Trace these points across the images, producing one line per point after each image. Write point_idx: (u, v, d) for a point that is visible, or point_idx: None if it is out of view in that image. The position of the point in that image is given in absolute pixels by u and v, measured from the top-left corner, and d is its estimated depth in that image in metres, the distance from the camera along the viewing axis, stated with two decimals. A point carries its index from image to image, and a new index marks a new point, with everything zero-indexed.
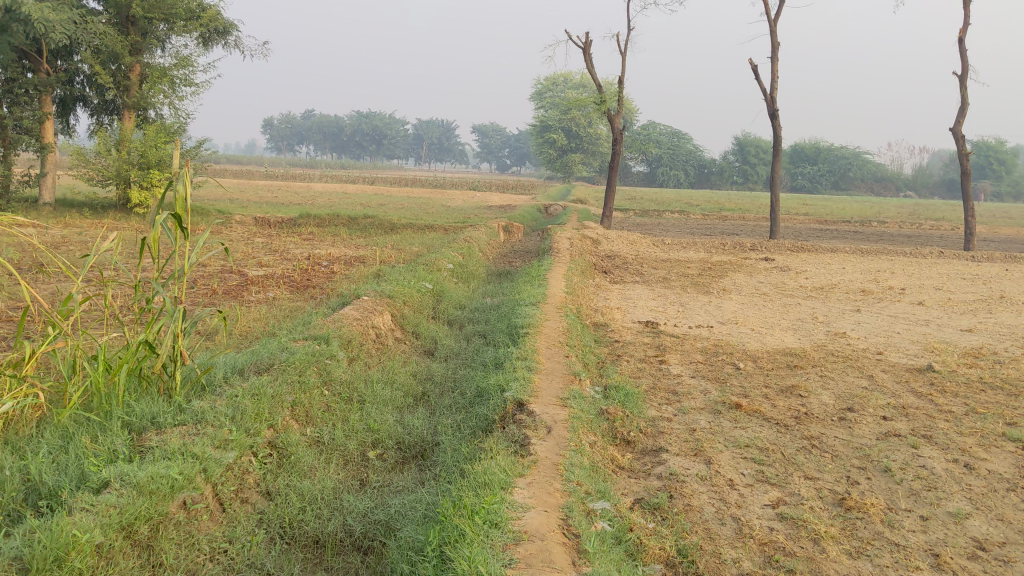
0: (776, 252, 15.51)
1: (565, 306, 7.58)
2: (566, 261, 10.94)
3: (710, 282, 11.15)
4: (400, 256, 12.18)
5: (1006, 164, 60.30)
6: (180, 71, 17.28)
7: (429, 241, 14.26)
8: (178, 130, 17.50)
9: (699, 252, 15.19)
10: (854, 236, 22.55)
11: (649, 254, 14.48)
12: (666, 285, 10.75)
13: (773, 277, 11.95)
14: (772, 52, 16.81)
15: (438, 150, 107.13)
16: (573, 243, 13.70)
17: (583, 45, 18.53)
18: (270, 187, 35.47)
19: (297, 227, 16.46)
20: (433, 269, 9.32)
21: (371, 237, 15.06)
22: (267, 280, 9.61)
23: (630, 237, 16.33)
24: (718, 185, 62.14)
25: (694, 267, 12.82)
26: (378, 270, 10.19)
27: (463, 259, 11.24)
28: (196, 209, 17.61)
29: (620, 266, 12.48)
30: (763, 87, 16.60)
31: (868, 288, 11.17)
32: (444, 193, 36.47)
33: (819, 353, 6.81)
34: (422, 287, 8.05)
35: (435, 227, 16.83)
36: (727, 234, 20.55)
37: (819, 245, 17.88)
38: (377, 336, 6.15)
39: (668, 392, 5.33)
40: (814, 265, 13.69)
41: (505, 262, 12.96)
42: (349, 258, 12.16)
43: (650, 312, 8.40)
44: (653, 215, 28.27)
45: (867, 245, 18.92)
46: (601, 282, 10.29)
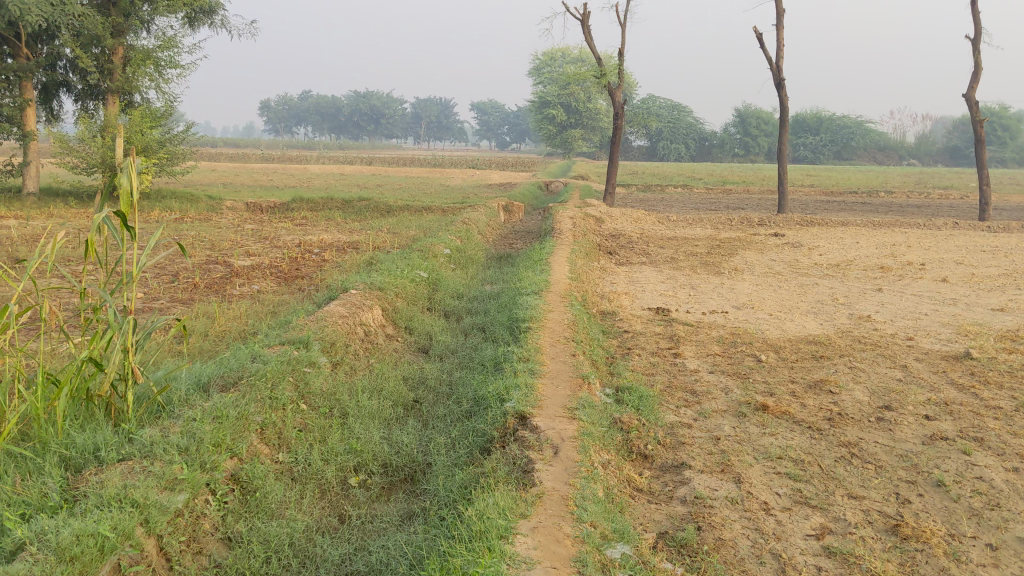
0: (785, 227, 14.98)
1: (569, 293, 7.06)
2: (569, 243, 10.43)
3: (720, 261, 10.64)
4: (395, 241, 11.67)
5: (1010, 129, 59.41)
6: (165, 53, 16.70)
7: (427, 223, 13.75)
8: (164, 114, 16.95)
9: (706, 229, 14.66)
10: (863, 207, 21.98)
11: (654, 232, 13.97)
12: (675, 266, 10.24)
13: (786, 254, 11.44)
14: (777, 19, 16.20)
15: (437, 129, 106.31)
16: (576, 222, 13.18)
17: (581, 17, 17.95)
18: (268, 170, 34.97)
19: (290, 211, 15.94)
20: (429, 255, 8.79)
21: (367, 221, 14.54)
22: (253, 271, 9.10)
23: (634, 214, 15.80)
24: (719, 158, 61.41)
25: (702, 245, 12.30)
26: (371, 258, 9.66)
27: (461, 242, 10.74)
28: (186, 195, 17.08)
29: (626, 245, 11.97)
30: (768, 56, 16.03)
31: (886, 264, 10.64)
32: (444, 172, 35.94)
33: (846, 341, 6.29)
34: (416, 277, 7.54)
35: (432, 208, 16.32)
36: (734, 209, 20.01)
37: (829, 218, 17.33)
38: (365, 335, 5.64)
39: (685, 392, 4.83)
40: (827, 240, 13.17)
41: (505, 245, 12.45)
42: (342, 243, 11.65)
43: (660, 297, 7.88)
44: (656, 190, 27.73)
45: (877, 217, 18.37)
46: (607, 264, 9.79)
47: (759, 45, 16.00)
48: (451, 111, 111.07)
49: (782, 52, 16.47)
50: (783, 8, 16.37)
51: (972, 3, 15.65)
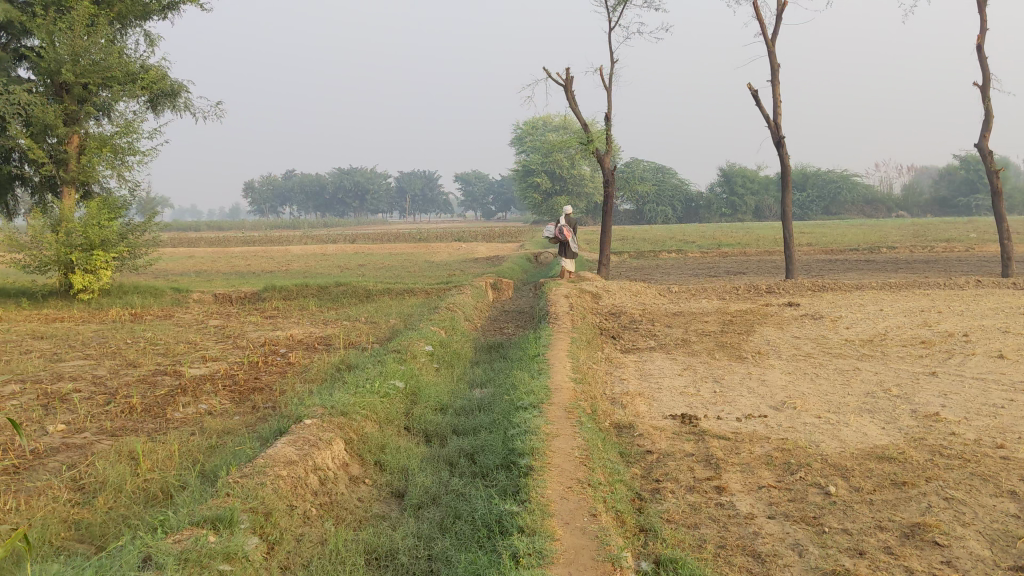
0: (797, 295, 13.83)
1: (576, 400, 5.88)
2: (568, 329, 9.23)
3: (738, 342, 9.45)
4: (372, 333, 10.47)
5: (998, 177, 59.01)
6: (124, 139, 15.46)
7: (409, 309, 12.57)
8: (125, 203, 15.70)
9: (712, 301, 13.54)
10: (869, 266, 20.95)
11: (657, 307, 12.79)
12: (688, 350, 9.03)
13: (808, 329, 10.26)
14: (772, 74, 15.29)
15: (422, 202, 105.91)
16: (572, 301, 12.01)
17: (564, 81, 17.03)
18: (247, 253, 33.84)
19: (261, 301, 14.76)
20: (407, 355, 7.58)
21: (344, 309, 13.36)
22: (206, 382, 7.87)
23: (632, 287, 14.67)
24: (708, 219, 60.74)
25: (713, 322, 11.12)
26: (342, 357, 8.45)
27: (445, 334, 9.53)
28: (151, 289, 15.79)
29: (629, 326, 10.78)
30: (765, 113, 15.07)
31: (924, 337, 9.48)
32: (430, 246, 34.89)
33: (922, 452, 5.12)
34: (391, 388, 6.31)
35: (415, 290, 15.16)
36: (735, 275, 18.91)
37: (840, 281, 16.23)
38: (322, 483, 4.44)
39: (748, 562, 3.59)
40: (847, 309, 12.01)
41: (495, 331, 11.24)
42: (313, 339, 10.43)
43: (681, 396, 6.70)
44: (650, 256, 26.69)
45: (889, 276, 17.28)
46: (612, 353, 8.57)
47: (755, 102, 15.07)
48: (436, 183, 110.88)
49: (779, 108, 15.55)
50: (778, 63, 15.50)
51: (977, 48, 14.79)
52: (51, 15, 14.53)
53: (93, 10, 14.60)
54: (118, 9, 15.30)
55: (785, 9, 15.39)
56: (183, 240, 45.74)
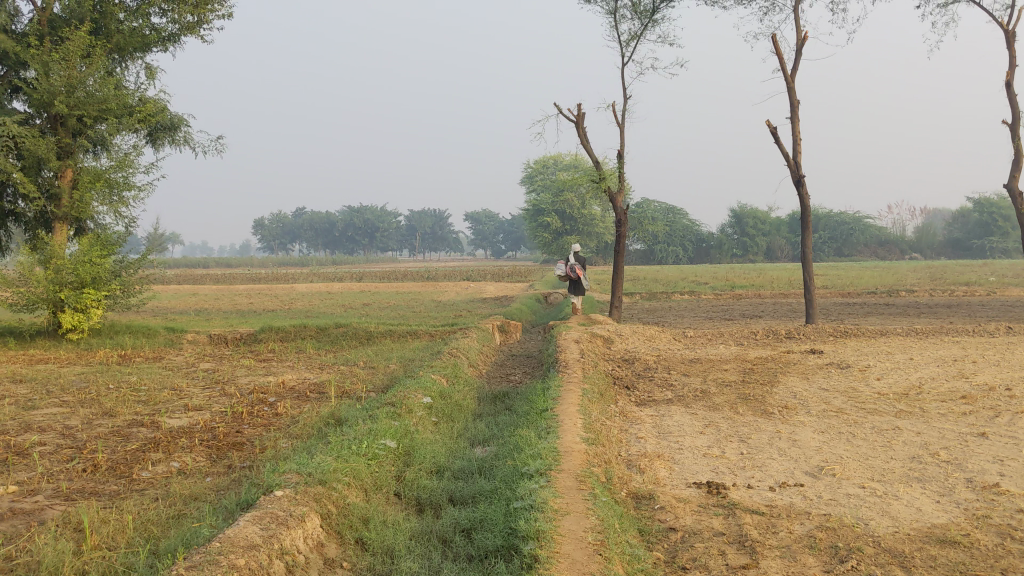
0: (820, 342, 13.14)
1: (588, 464, 5.20)
2: (579, 378, 8.54)
3: (762, 394, 8.75)
4: (369, 380, 9.79)
5: (1012, 220, 58.39)
6: (120, 173, 14.91)
7: (410, 353, 11.93)
8: (120, 239, 15.15)
9: (730, 347, 12.85)
10: (891, 311, 20.24)
11: (673, 353, 12.11)
12: (709, 402, 8.34)
13: (837, 380, 9.57)
14: (791, 111, 14.72)
15: (431, 240, 105.64)
16: (582, 347, 11.33)
17: (575, 118, 16.50)
18: (251, 290, 33.28)
19: (257, 343, 14.14)
20: (402, 407, 6.92)
21: (342, 352, 12.72)
22: (182, 435, 7.22)
23: (646, 331, 14.00)
24: (718, 259, 60.09)
25: (733, 371, 10.43)
26: (332, 408, 7.78)
27: (446, 382, 8.86)
28: (144, 329, 15.19)
29: (644, 374, 10.09)
30: (785, 152, 14.48)
31: (964, 391, 8.77)
32: (437, 285, 34.31)
33: (989, 534, 4.42)
34: (381, 448, 5.65)
35: (419, 332, 14.51)
36: (753, 319, 18.24)
37: (863, 327, 15.54)
38: (288, 571, 3.78)
39: None
40: (876, 358, 11.32)
41: (501, 378, 10.57)
42: (306, 386, 9.76)
43: (705, 458, 6.02)
44: (663, 298, 26.05)
45: (914, 323, 16.57)
46: (626, 406, 7.89)
47: (774, 140, 14.48)
48: (446, 222, 110.69)
49: (799, 146, 14.96)
50: (797, 100, 14.93)
51: (1005, 85, 14.21)
52: (45, 45, 14.05)
53: (88, 41, 14.11)
54: (116, 40, 14.84)
55: (805, 44, 14.87)
56: (188, 277, 45.40)
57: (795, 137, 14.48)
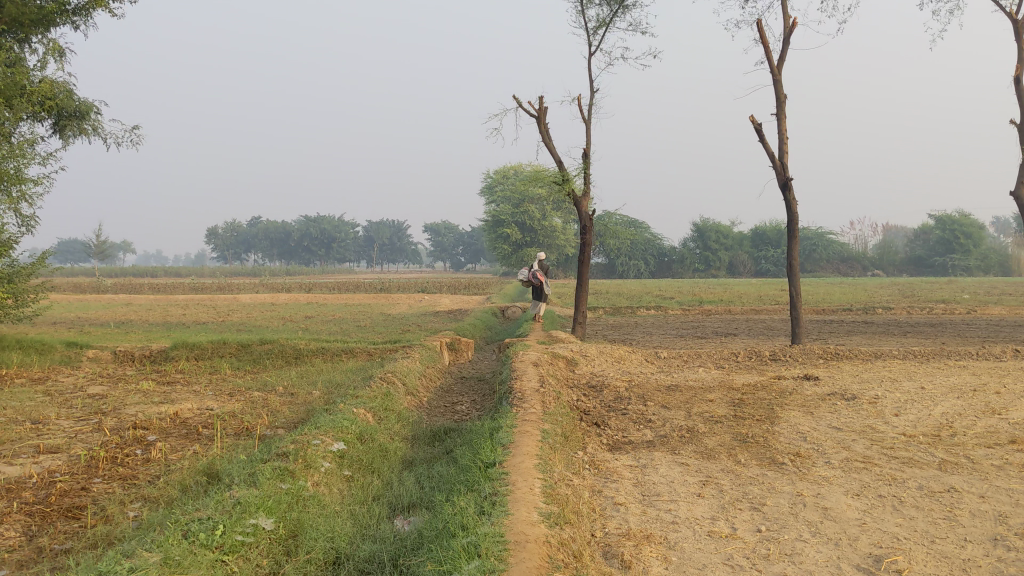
0: (812, 367, 11.55)
1: (548, 566, 3.47)
2: (539, 414, 6.81)
3: (765, 435, 7.08)
4: (281, 414, 7.95)
5: (973, 237, 57.74)
6: (11, 164, 12.88)
7: (340, 377, 10.12)
8: (10, 239, 13.09)
9: (711, 372, 11.19)
10: (874, 329, 18.82)
11: (647, 379, 10.44)
12: (701, 446, 6.64)
13: (847, 416, 7.94)
14: (777, 107, 13.15)
15: (389, 251, 103.39)
16: (541, 371, 9.62)
17: (537, 113, 14.86)
18: (189, 301, 31.17)
19: (167, 362, 12.22)
20: (300, 459, 5.12)
21: (262, 374, 10.87)
22: (4, 495, 5.36)
23: (614, 352, 12.32)
24: (680, 273, 58.73)
25: (721, 403, 8.77)
26: (217, 457, 5.94)
27: (373, 418, 7.08)
28: (37, 345, 13.13)
29: (616, 407, 8.39)
30: (770, 151, 12.94)
31: (1007, 432, 7.18)
32: (389, 297, 32.43)
33: None
34: (247, 534, 3.88)
35: (355, 351, 12.69)
36: (729, 338, 16.68)
37: (854, 348, 14.01)
38: None
39: None
40: (884, 387, 9.73)
41: (444, 410, 8.81)
42: (201, 420, 7.90)
43: (712, 542, 4.31)
44: (629, 313, 24.52)
45: (905, 343, 15.11)
46: (598, 453, 6.18)
47: (759, 137, 12.90)
48: (404, 233, 108.75)
49: (785, 146, 13.42)
50: (784, 95, 13.40)
51: (1014, 82, 12.80)
52: None
53: None
54: (9, 13, 12.90)
55: (792, 33, 13.38)
56: (128, 287, 43.14)
57: (781, 135, 12.97)
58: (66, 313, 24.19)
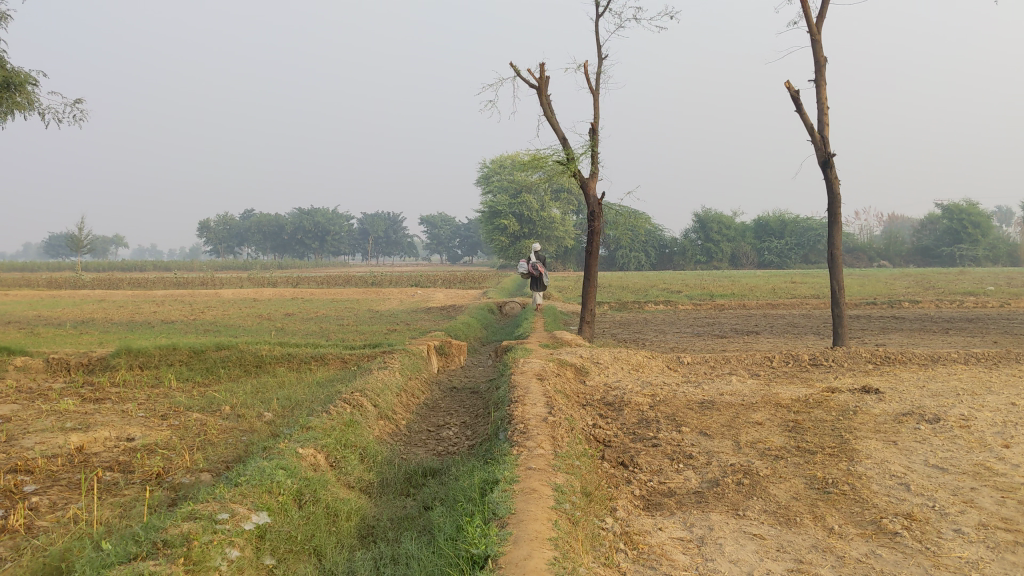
0: (865, 376, 9.75)
1: None
2: (550, 457, 4.99)
3: (852, 483, 5.27)
4: (213, 451, 6.11)
5: (981, 227, 55.69)
6: None
7: (302, 393, 8.32)
8: None
9: (748, 382, 9.40)
10: (910, 327, 16.95)
11: (673, 392, 8.65)
12: (771, 503, 4.81)
13: (944, 449, 6.15)
14: (817, 71, 11.36)
15: (385, 244, 101.35)
16: (548, 386, 7.82)
17: (537, 83, 13.06)
18: (167, 297, 29.28)
19: (104, 372, 10.40)
20: (183, 560, 3.28)
21: (210, 390, 9.03)
22: None
23: (631, 358, 10.51)
24: (681, 266, 56.97)
25: (773, 428, 6.97)
26: (87, 532, 4.10)
27: (324, 464, 5.25)
28: None
29: (641, 434, 6.60)
30: (809, 122, 11.14)
31: None
32: (381, 292, 30.57)
33: None
34: None
35: (327, 357, 10.91)
36: (754, 337, 14.88)
37: (903, 350, 12.20)
38: None
39: None
40: (967, 404, 7.93)
41: (424, 442, 7.00)
42: (107, 460, 6.05)
43: None
44: (636, 309, 22.68)
45: (955, 345, 13.28)
46: (632, 521, 4.36)
47: (796, 106, 11.10)
48: (400, 225, 106.87)
49: (825, 117, 11.62)
50: (823, 57, 11.59)
51: None
52: None
53: None
54: None
55: None
56: (106, 281, 41.12)
57: (821, 102, 11.21)
58: (28, 310, 22.34)
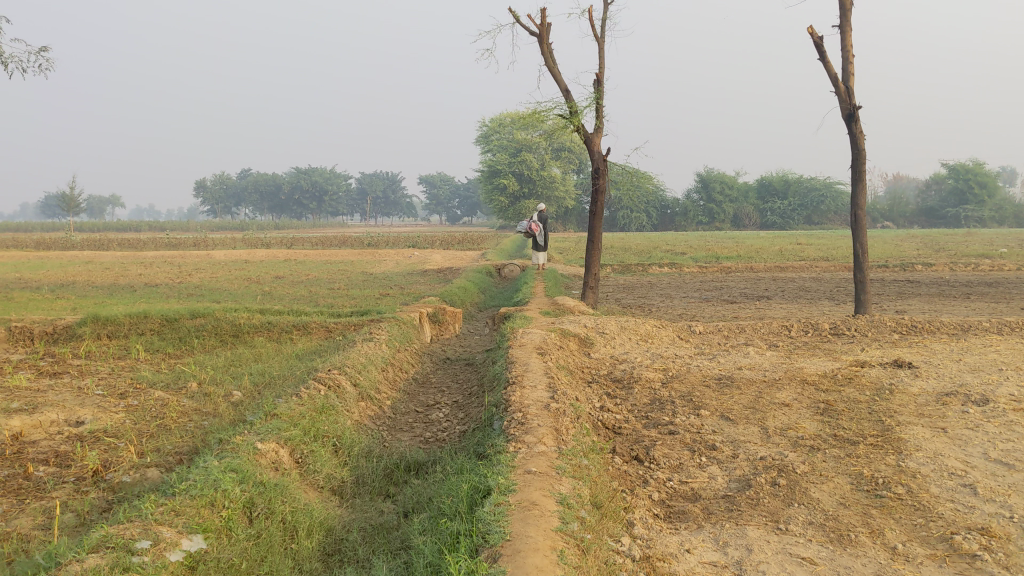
0: (894, 347, 8.96)
1: None
2: (553, 455, 4.20)
3: (907, 483, 4.50)
4: (166, 441, 5.32)
5: (987, 187, 54.66)
6: None
7: (277, 368, 7.53)
8: None
9: (767, 355, 8.59)
10: (929, 291, 16.14)
11: (687, 366, 7.86)
12: (816, 512, 4.03)
13: (1003, 438, 5.36)
14: (842, 16, 10.43)
15: (383, 205, 100.28)
16: (550, 362, 7.02)
17: (538, 30, 12.13)
18: (156, 258, 28.43)
19: (69, 342, 9.61)
20: None
21: (178, 363, 8.24)
22: None
23: (638, 327, 9.70)
24: (683, 226, 56.08)
25: (804, 411, 6.18)
26: None
27: (287, 464, 4.46)
28: None
29: (655, 420, 5.81)
30: (833, 71, 10.25)
31: None
32: (377, 253, 29.72)
33: None
34: None
35: (311, 326, 10.13)
36: (766, 302, 14.06)
37: (928, 317, 11.40)
38: None
39: None
40: (1014, 381, 7.13)
41: (409, 426, 6.22)
42: (44, 450, 5.26)
43: None
44: (640, 272, 21.85)
45: (982, 311, 12.47)
46: (653, 541, 3.58)
47: (819, 54, 10.20)
48: (399, 185, 105.71)
49: (849, 66, 10.72)
50: (848, 1, 10.66)
51: None
52: None
53: None
54: None
55: None
56: (94, 241, 40.17)
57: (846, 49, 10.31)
58: (10, 273, 21.52)
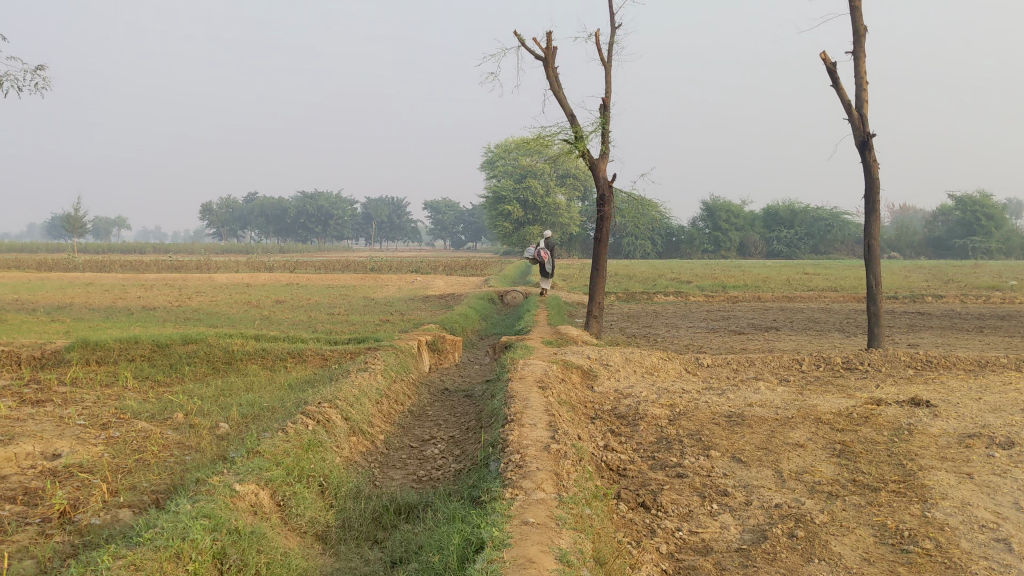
0: (909, 383, 8.63)
1: None
2: (553, 503, 3.88)
3: (936, 536, 4.16)
4: (142, 478, 5.01)
5: (994, 219, 54.34)
6: None
7: (267, 399, 7.22)
8: None
9: (778, 391, 8.26)
10: (940, 324, 15.80)
11: (694, 401, 7.54)
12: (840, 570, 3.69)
13: None
14: (855, 42, 10.19)
15: (388, 229, 100.22)
16: (551, 396, 6.71)
17: (545, 54, 11.91)
18: (158, 281, 28.21)
19: (57, 367, 9.32)
20: None
21: (166, 392, 7.94)
22: None
23: (644, 359, 9.39)
24: (688, 255, 55.82)
25: (820, 452, 5.86)
26: None
27: (267, 508, 4.14)
28: None
29: (662, 461, 5.48)
30: (846, 97, 9.98)
31: None
32: (380, 279, 29.46)
33: None
34: None
35: (306, 354, 9.83)
36: (774, 334, 13.73)
37: (942, 351, 11.06)
38: None
39: None
40: None
41: (402, 463, 5.89)
42: (13, 487, 4.95)
43: None
44: (645, 300, 21.53)
45: (996, 345, 12.13)
46: None
47: (832, 80, 9.94)
48: (404, 210, 105.74)
49: (863, 93, 10.46)
50: (862, 26, 10.42)
51: None
52: None
53: None
54: None
55: None
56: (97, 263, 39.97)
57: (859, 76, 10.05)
58: (8, 295, 21.27)
